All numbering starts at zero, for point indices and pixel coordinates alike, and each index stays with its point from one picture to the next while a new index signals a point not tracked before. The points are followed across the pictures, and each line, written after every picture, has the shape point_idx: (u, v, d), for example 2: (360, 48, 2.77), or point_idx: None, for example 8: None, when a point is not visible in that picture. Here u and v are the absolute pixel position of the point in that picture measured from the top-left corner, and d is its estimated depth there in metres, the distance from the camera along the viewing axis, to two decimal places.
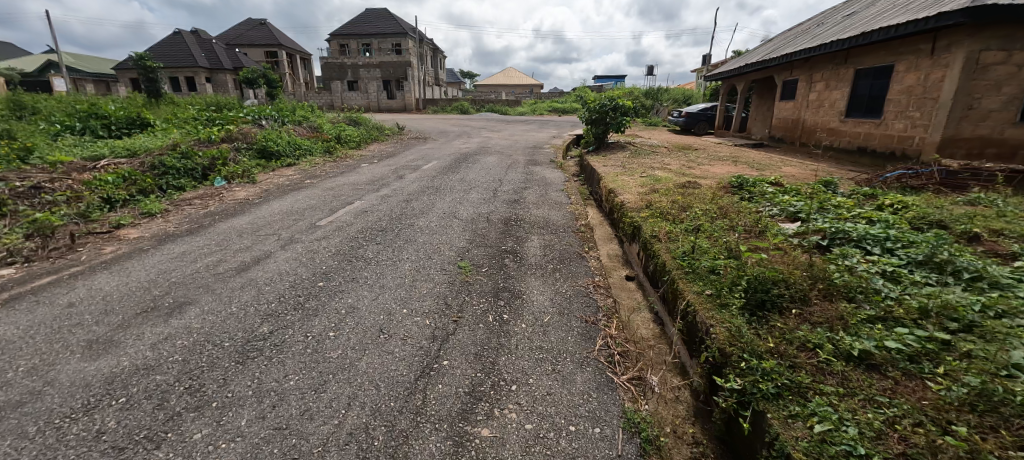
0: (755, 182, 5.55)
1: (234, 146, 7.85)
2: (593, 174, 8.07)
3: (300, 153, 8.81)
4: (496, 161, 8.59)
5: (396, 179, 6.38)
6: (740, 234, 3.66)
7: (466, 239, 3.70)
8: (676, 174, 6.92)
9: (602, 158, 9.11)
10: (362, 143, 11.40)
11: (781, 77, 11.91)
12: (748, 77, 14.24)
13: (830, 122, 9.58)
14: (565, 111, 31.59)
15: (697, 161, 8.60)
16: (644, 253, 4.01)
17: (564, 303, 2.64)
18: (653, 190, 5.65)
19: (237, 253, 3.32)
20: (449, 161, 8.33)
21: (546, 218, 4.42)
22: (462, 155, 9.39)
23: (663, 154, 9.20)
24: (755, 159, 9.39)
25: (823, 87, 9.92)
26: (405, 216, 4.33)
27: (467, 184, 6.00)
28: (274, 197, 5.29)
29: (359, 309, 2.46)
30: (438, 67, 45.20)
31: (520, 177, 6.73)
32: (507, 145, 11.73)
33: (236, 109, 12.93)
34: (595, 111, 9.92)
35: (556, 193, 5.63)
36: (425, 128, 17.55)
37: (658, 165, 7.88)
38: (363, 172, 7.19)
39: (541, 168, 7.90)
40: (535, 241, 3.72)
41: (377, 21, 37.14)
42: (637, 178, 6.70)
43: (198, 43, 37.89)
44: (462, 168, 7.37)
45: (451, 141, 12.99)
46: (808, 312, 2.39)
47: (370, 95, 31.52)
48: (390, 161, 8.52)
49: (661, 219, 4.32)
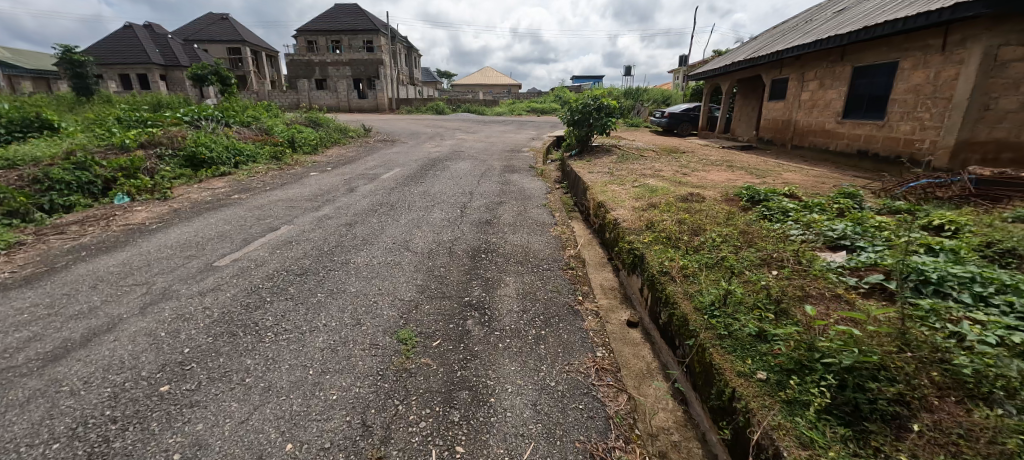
0: (768, 195, 4.74)
1: (154, 153, 6.64)
2: (577, 182, 7.18)
3: (240, 159, 7.62)
4: (468, 168, 7.60)
5: (345, 193, 5.33)
6: (778, 273, 2.80)
7: (416, 287, 2.71)
8: (672, 183, 6.06)
9: (586, 163, 8.24)
10: (319, 147, 10.19)
11: (769, 76, 11.30)
12: (734, 76, 13.64)
13: (827, 124, 8.95)
14: (543, 111, 30.79)
15: (690, 167, 7.81)
16: (653, 294, 3.11)
17: (552, 416, 1.68)
18: (652, 205, 4.77)
19: (67, 323, 2.25)
20: (414, 168, 7.29)
21: (524, 248, 3.47)
22: (431, 160, 8.37)
23: (652, 158, 8.39)
24: (749, 163, 8.69)
25: (816, 85, 9.31)
26: (341, 248, 3.31)
27: (429, 199, 5.00)
28: (180, 221, 4.18)
29: (205, 455, 1.45)
30: (413, 67, 43.84)
31: (494, 188, 5.76)
32: (483, 148, 10.75)
33: (176, 108, 11.52)
34: (578, 111, 9.13)
35: (536, 209, 4.69)
36: (395, 129, 16.40)
37: (650, 172, 7.06)
38: (309, 183, 6.10)
39: (519, 176, 6.96)
40: (510, 287, 2.76)
41: (347, 17, 35.57)
42: (630, 188, 5.83)
43: (152, 38, 35.44)
44: (427, 177, 6.36)
45: (422, 143, 11.92)
46: (939, 429, 1.51)
47: (340, 94, 30.02)
48: (346, 168, 7.43)
49: (670, 248, 3.44)
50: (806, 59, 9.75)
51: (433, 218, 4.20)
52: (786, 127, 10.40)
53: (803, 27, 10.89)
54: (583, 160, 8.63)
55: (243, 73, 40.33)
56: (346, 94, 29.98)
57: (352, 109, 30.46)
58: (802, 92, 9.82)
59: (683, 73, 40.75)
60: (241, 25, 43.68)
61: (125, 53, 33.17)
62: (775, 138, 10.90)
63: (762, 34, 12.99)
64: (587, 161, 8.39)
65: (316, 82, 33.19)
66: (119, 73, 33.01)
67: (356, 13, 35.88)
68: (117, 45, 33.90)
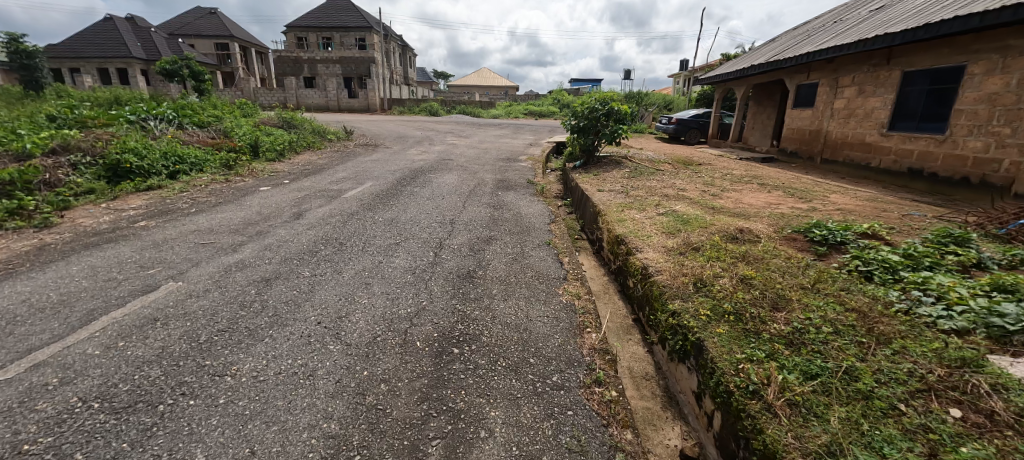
0: (848, 237, 3.55)
1: (64, 161, 5.40)
2: (586, 201, 5.97)
3: (180, 168, 6.35)
4: (455, 182, 6.35)
5: (288, 220, 4.09)
6: (972, 419, 1.58)
7: (324, 443, 1.50)
8: (706, 210, 4.84)
9: (593, 177, 7.04)
10: (287, 153, 8.90)
11: (794, 81, 10.17)
12: (750, 81, 12.52)
13: (868, 136, 7.82)
14: (541, 114, 29.61)
15: (717, 184, 6.64)
16: (729, 424, 1.90)
17: None
18: (692, 246, 3.56)
19: None
20: (389, 183, 6.05)
21: (522, 331, 2.27)
22: (412, 171, 7.13)
23: (670, 173, 7.21)
24: (781, 179, 7.54)
25: (854, 92, 8.17)
26: (229, 336, 2.08)
27: (395, 232, 3.76)
28: (29, 269, 2.93)
29: None
30: (407, 66, 42.63)
31: (483, 213, 4.52)
32: (475, 156, 9.53)
33: (128, 105, 10.19)
34: (583, 116, 7.94)
35: (537, 251, 3.47)
36: (382, 131, 15.13)
37: (674, 192, 5.86)
38: (249, 203, 4.83)
39: (515, 194, 5.74)
40: (495, 443, 1.54)
41: (340, 14, 34.35)
42: (655, 215, 4.61)
43: (134, 31, 33.91)
44: (401, 197, 5.12)
45: (407, 149, 10.66)
46: None
47: (329, 93, 28.65)
48: (307, 181, 6.18)
49: (748, 337, 2.22)
50: (841, 62, 8.63)
51: (392, 268, 2.96)
52: (816, 138, 9.26)
53: (833, 27, 9.76)
54: (590, 173, 7.44)
55: (230, 69, 38.90)
56: (335, 93, 28.68)
57: (342, 108, 29.15)
58: (836, 100, 8.68)
59: (685, 77, 39.81)
60: (229, 20, 42.21)
61: (104, 46, 31.64)
62: (800, 150, 9.77)
63: (783, 36, 11.87)
64: (595, 175, 7.19)
65: (305, 79, 31.84)
66: (97, 67, 31.52)
67: (348, 9, 34.59)
68: (96, 38, 32.40)
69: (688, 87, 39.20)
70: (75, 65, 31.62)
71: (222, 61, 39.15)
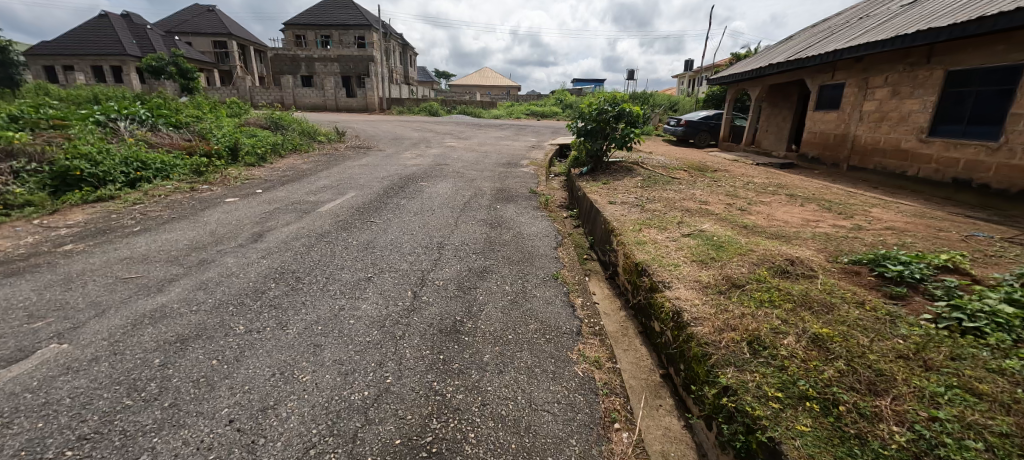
0: (927, 273, 2.86)
1: (4, 167, 4.74)
2: (595, 215, 5.28)
3: (142, 175, 5.68)
4: (448, 192, 5.67)
5: (242, 243, 3.41)
6: None
7: None
8: (738, 230, 4.15)
9: (603, 186, 6.35)
10: (270, 156, 8.22)
11: (816, 81, 9.47)
12: (766, 81, 11.82)
13: (903, 142, 7.14)
14: (543, 115, 28.92)
15: (741, 195, 5.96)
16: None
17: None
18: (734, 283, 2.87)
19: None
20: (374, 193, 5.38)
21: (523, 431, 1.61)
22: (402, 178, 6.45)
23: (687, 182, 6.52)
24: (809, 189, 6.85)
25: (888, 93, 7.48)
26: (88, 453, 1.41)
27: (368, 262, 3.08)
28: None
29: None
30: (407, 66, 41.98)
31: (478, 234, 3.83)
32: (473, 161, 8.86)
33: (103, 104, 9.54)
34: (591, 119, 7.24)
35: (543, 290, 2.78)
36: (378, 132, 14.46)
37: (695, 205, 5.17)
38: (206, 219, 4.16)
39: (516, 207, 5.05)
40: None
41: (339, 12, 33.72)
42: (680, 237, 3.92)
43: (130, 28, 33.36)
44: (384, 213, 4.43)
45: (400, 152, 9.98)
46: None
47: (326, 92, 27.98)
48: (282, 190, 5.50)
49: (849, 447, 1.54)
50: (871, 62, 7.94)
51: (355, 319, 2.28)
52: (842, 143, 8.56)
53: (859, 23, 9.06)
54: (598, 181, 6.75)
55: (228, 68, 38.32)
56: (333, 92, 28.03)
57: (340, 108, 28.49)
58: (865, 102, 7.99)
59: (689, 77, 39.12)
60: (227, 17, 41.61)
61: (99, 44, 31.08)
62: (824, 156, 9.07)
63: (803, 34, 11.16)
64: (604, 184, 6.50)
65: (303, 78, 31.21)
66: (91, 64, 30.97)
67: (348, 7, 33.98)
68: (91, 35, 31.85)
69: (694, 88, 38.45)
70: (70, 62, 31.06)
71: (219, 60, 38.59)
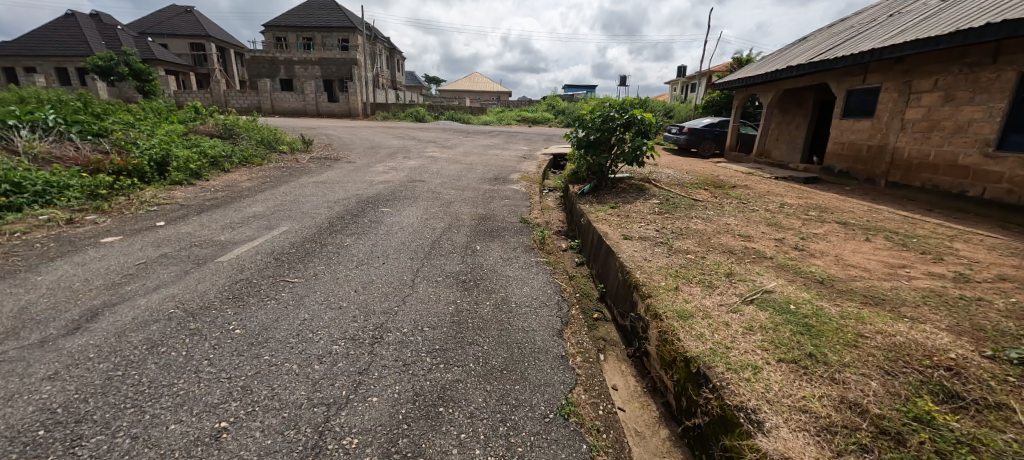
0: None
1: None
2: (607, 255, 4.01)
3: (9, 202, 4.28)
4: (413, 222, 4.34)
5: (47, 337, 2.07)
6: None
7: None
8: (815, 291, 2.92)
9: (611, 211, 5.10)
10: (207, 172, 6.83)
11: (844, 85, 8.37)
12: (780, 85, 10.74)
13: (961, 157, 6.05)
14: (535, 121, 27.76)
15: (785, 224, 4.76)
16: None
17: None
18: (882, 431, 1.65)
19: None
20: (312, 226, 4.03)
21: None
22: (360, 201, 5.12)
23: (714, 206, 5.29)
24: (856, 212, 5.68)
25: (939, 99, 6.41)
26: None
27: (236, 383, 1.77)
28: None
29: None
30: (395, 70, 40.64)
31: (441, 304, 2.52)
32: (454, 176, 7.55)
33: (16, 106, 8.03)
34: (594, 128, 5.99)
35: (544, 453, 1.52)
36: (354, 141, 13.08)
37: (738, 243, 3.93)
38: (38, 279, 2.79)
39: (500, 245, 3.74)
40: None
41: (322, 13, 32.32)
42: (740, 304, 2.66)
43: (98, 29, 31.60)
44: (313, 263, 3.11)
45: (371, 165, 8.64)
46: None
47: (306, 96, 26.46)
48: (192, 222, 4.15)
49: None
50: (915, 62, 6.87)
51: None
52: (878, 156, 7.46)
53: (891, 20, 8.04)
54: (604, 203, 5.48)
55: (205, 71, 36.67)
56: (314, 97, 26.57)
57: (321, 113, 27.03)
58: (909, 109, 6.90)
59: (683, 83, 38.51)
60: (207, 19, 39.97)
61: (64, 45, 29.27)
62: (855, 170, 7.97)
63: (822, 34, 10.09)
64: (612, 208, 5.24)
65: (283, 81, 29.71)
66: (56, 66, 29.12)
67: (331, 9, 32.64)
68: (55, 36, 30.03)
69: (689, 94, 37.59)
70: (32, 64, 29.19)
71: (197, 63, 36.89)
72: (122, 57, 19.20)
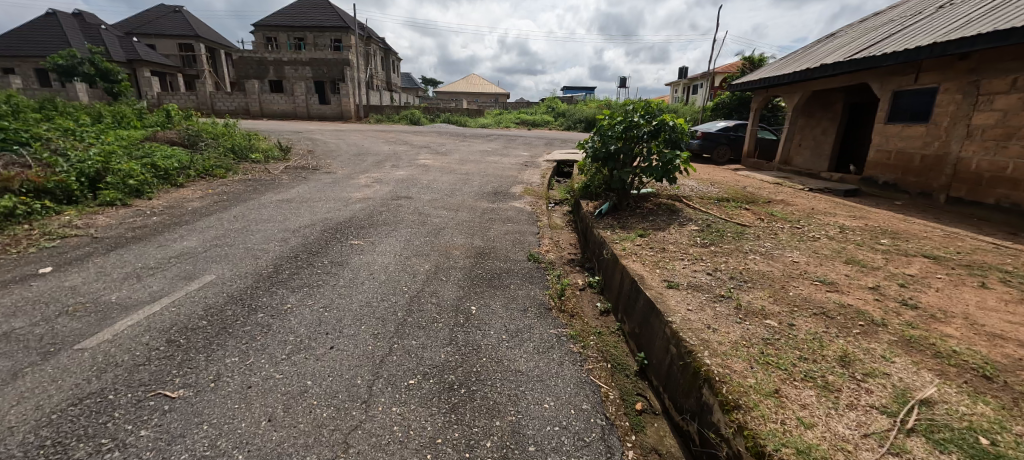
0: None
1: None
2: (647, 314, 2.94)
3: None
4: (387, 264, 3.26)
5: None
6: None
7: None
8: (991, 397, 1.90)
9: (641, 242, 4.06)
10: (154, 188, 5.75)
11: (889, 86, 7.39)
12: (806, 86, 9.75)
13: None
14: (535, 124, 26.78)
15: (864, 259, 3.75)
16: None
17: None
18: None
19: None
20: (247, 274, 2.95)
21: None
22: (324, 230, 4.05)
23: (767, 233, 4.28)
24: (934, 238, 4.68)
25: (1020, 102, 5.45)
26: None
27: None
28: None
29: None
30: (390, 71, 39.65)
31: (409, 453, 1.49)
32: (447, 190, 6.50)
33: None
34: (614, 136, 4.94)
35: None
36: (340, 146, 12.03)
37: (826, 296, 2.90)
38: None
39: (504, 304, 2.67)
40: None
41: (313, 13, 31.26)
42: (899, 437, 1.65)
43: (80, 28, 30.35)
44: (225, 350, 2.06)
45: (352, 176, 7.55)
46: None
47: (297, 98, 25.41)
48: (89, 267, 3.07)
49: None
50: (985, 58, 5.91)
51: None
52: (936, 168, 6.50)
53: (946, 12, 7.07)
54: (629, 230, 4.44)
55: (194, 72, 35.55)
56: (304, 98, 25.44)
57: (312, 115, 25.96)
58: (977, 114, 5.94)
59: (685, 85, 37.62)
60: (196, 19, 38.83)
61: (43, 45, 28.06)
62: (904, 181, 7.00)
63: (857, 30, 9.11)
64: (641, 237, 4.20)
65: (272, 83, 28.59)
66: (35, 67, 27.85)
67: (323, 8, 31.58)
68: (35, 35, 28.77)
69: (691, 95, 36.67)
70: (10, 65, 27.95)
71: (186, 64, 35.72)
72: (96, 56, 18.01)
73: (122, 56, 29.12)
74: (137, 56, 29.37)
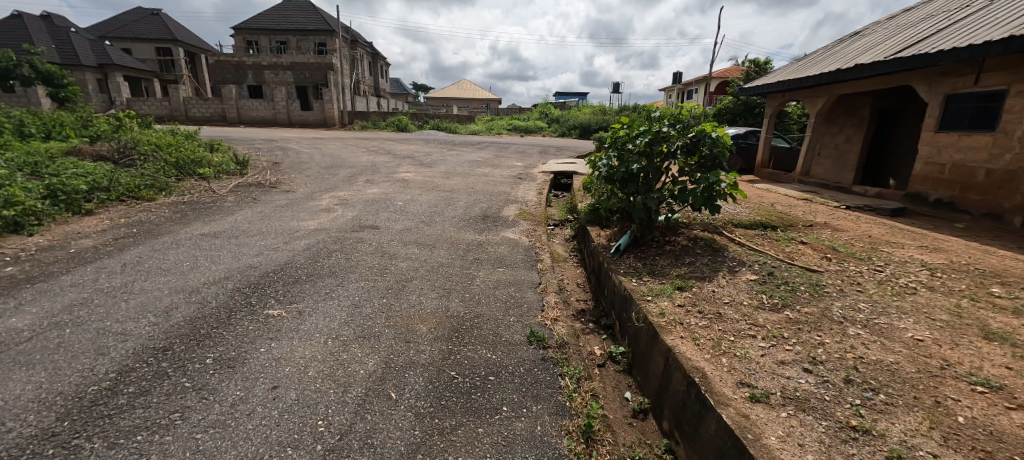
0: None
1: None
2: (725, 454, 1.77)
3: None
4: (304, 363, 2.06)
5: None
6: None
7: None
8: None
9: (683, 302, 2.91)
10: (45, 220, 4.48)
11: (941, 89, 6.38)
12: (831, 90, 8.74)
13: None
14: (528, 130, 25.76)
15: (1002, 329, 2.65)
16: None
17: None
18: None
19: None
20: (50, 404, 1.74)
21: None
22: (233, 291, 2.83)
23: (849, 285, 3.17)
24: None
25: None
26: None
27: None
28: None
29: None
30: (378, 75, 38.45)
31: None
32: (425, 215, 5.32)
33: None
34: (634, 152, 3.80)
35: None
36: (313, 157, 10.80)
37: (1018, 425, 1.77)
38: None
39: None
40: None
41: (296, 16, 30.02)
42: None
43: (48, 30, 28.72)
44: None
45: (314, 195, 6.34)
46: None
47: (277, 104, 24.06)
48: None
49: None
50: None
51: None
52: (1008, 185, 5.48)
53: (1009, 5, 6.10)
54: (662, 280, 3.29)
55: (172, 77, 34.09)
56: (284, 104, 24.18)
57: (293, 122, 24.64)
58: None
59: (681, 90, 36.88)
60: (175, 22, 37.33)
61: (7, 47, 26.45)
62: (963, 200, 6.01)
63: (891, 28, 8.14)
64: (681, 293, 3.06)
65: (252, 88, 27.22)
66: None
67: (306, 11, 30.35)
68: None
69: (687, 100, 35.87)
70: None
71: (163, 69, 34.22)
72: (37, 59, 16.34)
73: (92, 60, 27.54)
74: (108, 60, 27.81)
